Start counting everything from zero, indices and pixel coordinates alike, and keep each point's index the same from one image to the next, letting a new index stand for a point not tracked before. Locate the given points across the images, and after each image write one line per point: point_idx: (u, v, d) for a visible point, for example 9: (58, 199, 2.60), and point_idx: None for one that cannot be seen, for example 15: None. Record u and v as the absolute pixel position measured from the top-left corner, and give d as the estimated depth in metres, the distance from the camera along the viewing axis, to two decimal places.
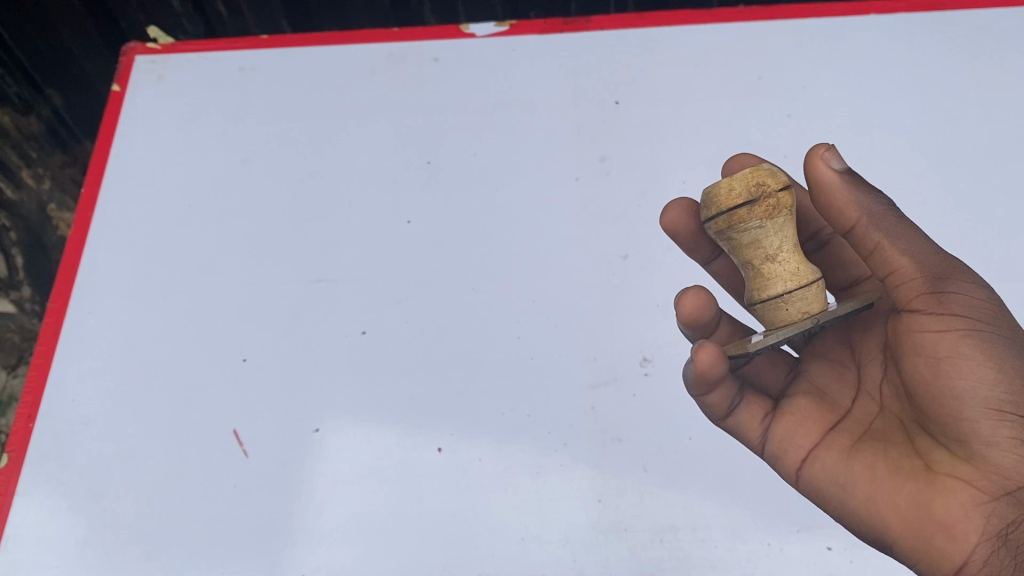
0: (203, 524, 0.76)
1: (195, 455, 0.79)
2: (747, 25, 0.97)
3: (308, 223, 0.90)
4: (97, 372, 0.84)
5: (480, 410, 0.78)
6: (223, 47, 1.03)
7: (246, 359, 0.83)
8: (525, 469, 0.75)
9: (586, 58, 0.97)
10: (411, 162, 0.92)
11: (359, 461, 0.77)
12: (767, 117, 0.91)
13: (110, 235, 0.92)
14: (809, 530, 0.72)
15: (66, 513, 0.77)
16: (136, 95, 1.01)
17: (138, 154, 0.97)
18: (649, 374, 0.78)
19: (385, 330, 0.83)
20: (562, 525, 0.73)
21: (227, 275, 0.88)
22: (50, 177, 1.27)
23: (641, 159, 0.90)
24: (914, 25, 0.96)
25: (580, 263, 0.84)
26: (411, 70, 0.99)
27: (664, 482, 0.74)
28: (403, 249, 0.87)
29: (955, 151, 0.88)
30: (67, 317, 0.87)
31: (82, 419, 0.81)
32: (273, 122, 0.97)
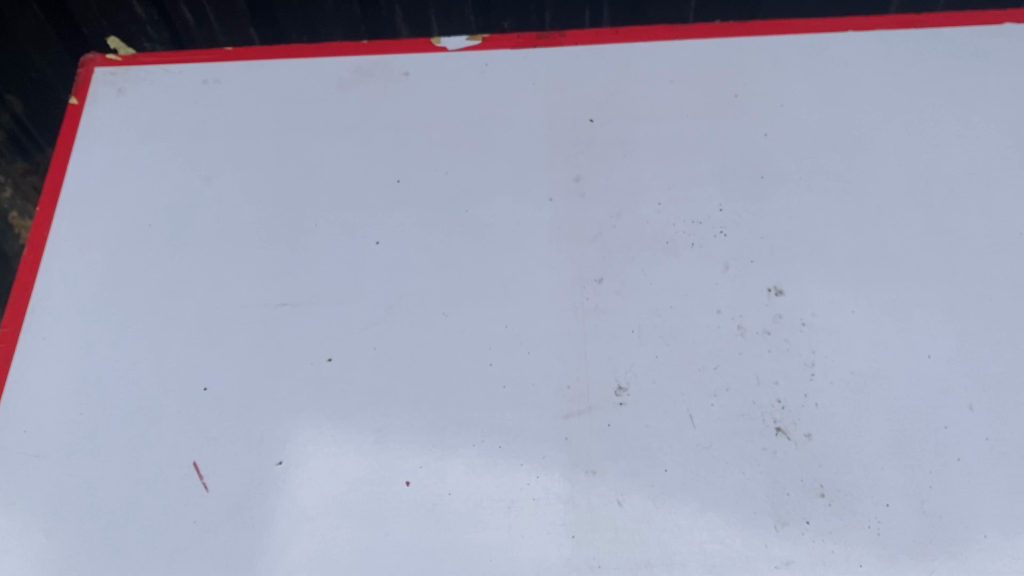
0: (161, 564, 0.73)
1: (153, 490, 0.75)
2: (724, 41, 0.96)
3: (273, 244, 0.87)
4: (51, 400, 0.80)
5: (450, 441, 0.75)
6: (187, 59, 1.00)
7: (207, 388, 0.79)
8: (497, 503, 0.73)
9: (560, 74, 0.95)
10: (379, 180, 0.90)
11: (324, 494, 0.74)
12: (746, 135, 0.89)
13: (66, 254, 0.88)
14: (787, 566, 0.70)
15: (15, 553, 0.73)
16: (95, 108, 0.98)
17: (97, 170, 0.93)
18: (624, 405, 0.76)
19: (351, 356, 0.80)
20: (534, 563, 0.71)
21: (188, 297, 0.85)
22: (11, 185, 1.25)
23: (617, 179, 0.87)
24: (891, 42, 0.95)
25: (554, 287, 0.82)
26: (381, 84, 0.96)
27: (639, 517, 0.72)
28: (372, 271, 0.84)
29: (933, 172, 0.87)
30: (19, 343, 0.83)
31: (36, 451, 0.78)
32: (238, 138, 0.94)
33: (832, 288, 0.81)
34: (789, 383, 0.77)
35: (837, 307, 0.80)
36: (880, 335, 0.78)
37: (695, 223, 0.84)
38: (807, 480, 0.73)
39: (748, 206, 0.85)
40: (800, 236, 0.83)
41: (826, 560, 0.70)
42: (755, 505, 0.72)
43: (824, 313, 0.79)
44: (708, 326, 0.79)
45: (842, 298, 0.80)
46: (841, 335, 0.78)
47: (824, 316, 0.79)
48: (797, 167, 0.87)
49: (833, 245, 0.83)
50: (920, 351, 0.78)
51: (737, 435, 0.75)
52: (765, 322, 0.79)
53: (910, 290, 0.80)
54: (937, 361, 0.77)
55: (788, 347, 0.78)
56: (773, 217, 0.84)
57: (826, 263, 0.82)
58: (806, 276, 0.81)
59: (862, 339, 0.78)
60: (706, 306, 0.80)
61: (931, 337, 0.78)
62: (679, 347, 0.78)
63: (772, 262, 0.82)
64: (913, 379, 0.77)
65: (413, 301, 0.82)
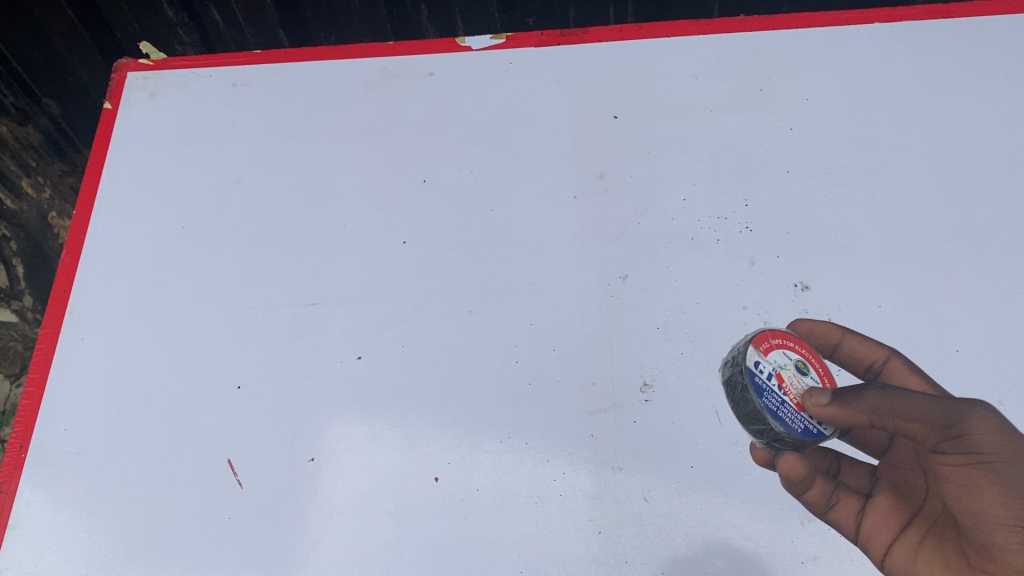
0: (197, 559, 0.74)
1: (187, 486, 0.77)
2: (748, 35, 0.95)
3: (302, 244, 0.88)
4: (90, 399, 0.82)
5: (478, 438, 0.77)
6: (216, 62, 1.02)
7: (241, 386, 0.81)
8: (525, 498, 0.74)
9: (583, 71, 0.95)
10: (406, 179, 0.91)
11: (354, 491, 0.76)
12: (770, 129, 0.89)
13: (103, 257, 0.91)
14: (814, 562, 0.71)
15: (57, 546, 0.76)
16: (127, 112, 1.00)
17: (132, 173, 0.96)
18: (650, 401, 0.76)
19: (380, 354, 0.81)
20: (561, 558, 0.72)
21: (221, 297, 0.86)
22: (49, 186, 1.27)
23: (641, 175, 0.88)
24: (919, 33, 0.95)
25: (579, 284, 0.82)
26: (406, 85, 0.97)
27: (666, 513, 0.72)
28: (399, 270, 0.85)
29: (962, 165, 0.86)
30: (59, 343, 0.86)
31: (77, 448, 0.80)
32: (268, 140, 0.96)
33: (858, 284, 0.80)
34: (816, 378, 0.76)
35: (863, 302, 0.79)
36: (908, 331, 0.78)
37: (720, 219, 0.84)
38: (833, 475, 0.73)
39: (773, 200, 0.85)
40: (825, 231, 0.83)
41: (852, 555, 0.71)
42: (782, 500, 0.73)
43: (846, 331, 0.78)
44: (734, 322, 0.79)
45: (867, 292, 0.80)
46: (868, 330, 0.78)
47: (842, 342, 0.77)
48: (822, 161, 0.87)
49: (859, 240, 0.83)
50: (948, 345, 0.77)
51: None
52: (791, 317, 0.79)
53: (937, 284, 0.80)
54: (966, 355, 0.77)
55: (814, 342, 0.78)
56: (798, 212, 0.84)
57: (852, 257, 0.82)
58: (833, 271, 0.81)
59: (889, 333, 0.78)
60: (732, 302, 0.80)
61: (959, 332, 0.78)
62: (705, 344, 0.78)
63: (798, 256, 0.82)
64: (943, 373, 0.76)
65: (439, 300, 0.83)
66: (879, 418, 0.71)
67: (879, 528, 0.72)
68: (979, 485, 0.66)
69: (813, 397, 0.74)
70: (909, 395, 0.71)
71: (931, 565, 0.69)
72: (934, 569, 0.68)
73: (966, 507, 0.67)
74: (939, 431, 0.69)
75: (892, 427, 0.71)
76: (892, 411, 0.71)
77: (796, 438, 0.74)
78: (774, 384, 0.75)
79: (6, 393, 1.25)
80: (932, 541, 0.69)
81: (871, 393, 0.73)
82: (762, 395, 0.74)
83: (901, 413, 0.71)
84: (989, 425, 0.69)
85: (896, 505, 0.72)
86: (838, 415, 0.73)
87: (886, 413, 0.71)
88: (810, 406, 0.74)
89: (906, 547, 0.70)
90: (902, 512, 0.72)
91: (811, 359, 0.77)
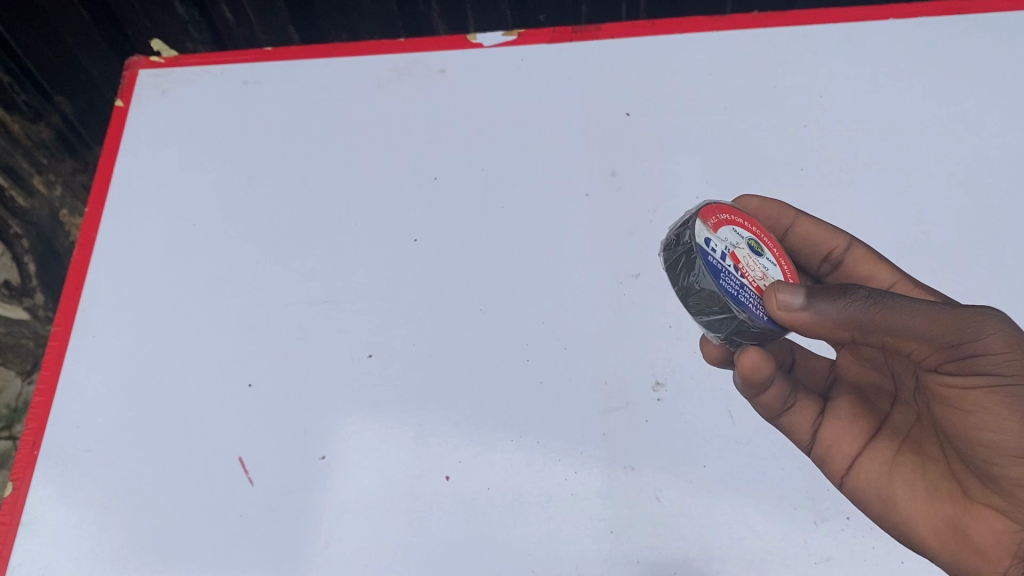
0: (208, 557, 0.74)
1: (198, 484, 0.77)
2: (761, 32, 0.95)
3: (313, 242, 0.88)
4: (102, 397, 0.83)
5: (489, 436, 0.76)
6: (228, 60, 1.02)
7: (252, 384, 0.81)
8: (536, 497, 0.74)
9: (594, 68, 0.95)
10: (417, 177, 0.91)
11: (366, 489, 0.75)
12: (783, 126, 0.89)
13: (115, 254, 0.91)
14: (828, 563, 0.70)
15: (70, 544, 0.76)
16: (139, 110, 1.00)
17: (143, 171, 0.96)
18: (662, 400, 0.76)
19: (391, 352, 0.81)
20: (573, 558, 0.71)
21: (233, 295, 0.86)
22: (62, 183, 1.22)
23: (653, 172, 0.87)
24: (934, 29, 0.94)
25: (591, 282, 0.82)
26: (417, 82, 0.97)
27: (678, 512, 0.72)
28: (410, 268, 0.85)
29: (978, 162, 0.85)
30: (71, 341, 0.86)
31: (89, 446, 0.80)
32: (279, 137, 0.96)
33: None
34: None
35: None
36: None
37: None
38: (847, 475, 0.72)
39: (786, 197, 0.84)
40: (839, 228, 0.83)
41: (867, 556, 0.70)
42: (795, 500, 0.72)
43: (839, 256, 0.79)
44: None
45: None
46: None
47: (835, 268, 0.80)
48: (836, 158, 0.86)
49: (874, 237, 0.82)
50: None
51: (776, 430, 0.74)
52: None
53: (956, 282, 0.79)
54: None
55: None
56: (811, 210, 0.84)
57: None
58: None
59: None
60: None
61: None
62: None
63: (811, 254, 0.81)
64: None
65: (450, 298, 0.83)
66: (863, 334, 0.62)
67: (843, 433, 0.76)
68: (986, 412, 0.60)
69: (782, 299, 0.65)
70: (902, 305, 0.61)
71: (909, 480, 0.71)
72: (909, 489, 0.71)
73: (980, 435, 0.62)
74: (940, 352, 0.61)
75: (880, 342, 0.63)
76: (881, 327, 0.61)
77: (762, 326, 0.70)
78: (729, 266, 0.70)
79: (18, 391, 1.20)
80: (906, 452, 0.73)
81: (856, 298, 0.62)
82: (724, 281, 0.69)
83: (889, 330, 0.61)
84: (1006, 334, 0.58)
85: (861, 409, 0.77)
86: (813, 322, 0.64)
87: (871, 329, 0.62)
88: (780, 310, 0.65)
89: (877, 456, 0.74)
90: (866, 418, 0.77)
91: (761, 239, 0.76)
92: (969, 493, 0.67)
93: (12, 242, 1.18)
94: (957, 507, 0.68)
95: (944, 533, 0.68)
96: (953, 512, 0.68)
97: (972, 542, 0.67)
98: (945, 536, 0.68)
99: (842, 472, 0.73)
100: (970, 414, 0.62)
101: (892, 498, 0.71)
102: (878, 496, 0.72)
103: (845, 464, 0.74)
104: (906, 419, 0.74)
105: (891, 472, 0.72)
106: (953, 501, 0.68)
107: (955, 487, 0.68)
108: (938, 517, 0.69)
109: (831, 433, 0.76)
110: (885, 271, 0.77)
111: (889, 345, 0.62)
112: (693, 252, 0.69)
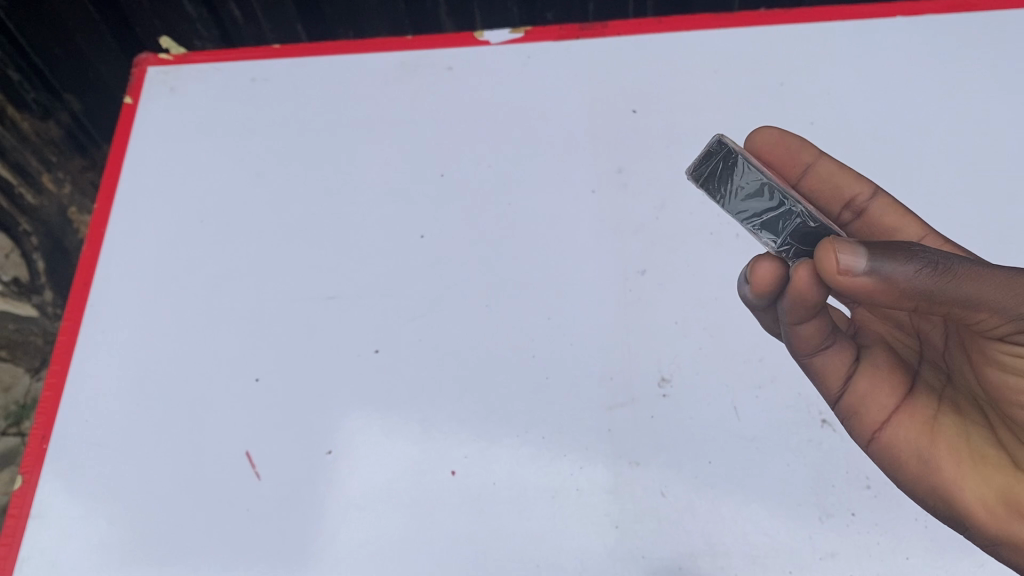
0: (215, 550, 0.75)
1: (205, 478, 0.78)
2: (768, 30, 0.95)
3: (320, 238, 0.89)
4: (110, 391, 0.83)
5: (495, 432, 0.76)
6: (235, 57, 1.02)
7: (259, 378, 0.81)
8: (541, 492, 0.74)
9: (601, 65, 0.95)
10: (424, 174, 0.91)
11: (373, 483, 0.76)
12: (790, 123, 0.89)
13: (123, 250, 0.91)
14: (833, 559, 0.70)
15: (78, 537, 0.77)
16: (147, 107, 1.01)
17: (152, 167, 0.96)
18: (668, 396, 0.76)
19: (397, 348, 0.81)
20: (578, 553, 0.71)
21: (240, 291, 0.87)
22: (70, 181, 1.23)
23: (659, 169, 0.87)
24: (942, 26, 0.94)
25: (596, 278, 0.82)
26: (425, 79, 0.97)
27: (683, 508, 0.72)
28: (416, 264, 0.86)
29: (986, 159, 0.85)
30: (79, 335, 0.87)
31: (98, 440, 0.81)
32: (286, 134, 0.96)
33: None
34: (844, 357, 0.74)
35: None
36: None
37: None
38: (852, 472, 0.72)
39: None
40: None
41: (872, 552, 0.70)
42: (800, 496, 0.72)
43: (862, 202, 0.76)
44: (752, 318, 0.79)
45: None
46: None
47: (857, 216, 0.77)
48: (843, 155, 0.86)
49: None
50: None
51: (782, 426, 0.74)
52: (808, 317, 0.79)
53: None
54: None
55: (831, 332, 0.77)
56: None
57: None
58: None
59: None
60: None
61: None
62: (723, 339, 0.78)
63: None
64: None
65: (456, 294, 0.83)
66: (930, 308, 0.55)
67: (879, 384, 0.71)
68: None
69: (845, 263, 0.54)
70: (977, 272, 0.54)
71: (954, 444, 0.67)
72: (954, 453, 0.67)
73: None
74: (1014, 323, 0.55)
75: (945, 313, 0.56)
76: (958, 296, 0.54)
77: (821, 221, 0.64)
78: None
79: (28, 387, 1.19)
80: (947, 415, 0.68)
81: (923, 268, 0.54)
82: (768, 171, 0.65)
83: (963, 301, 0.54)
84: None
85: (895, 361, 0.72)
86: (877, 290, 0.54)
87: (943, 300, 0.54)
88: (841, 273, 0.54)
89: (916, 415, 0.69)
90: (902, 372, 0.71)
91: None
92: (1022, 464, 0.64)
93: (20, 238, 1.18)
94: (1008, 476, 0.64)
95: (991, 505, 0.64)
96: (1003, 481, 0.64)
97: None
98: (991, 508, 0.64)
99: (876, 426, 0.71)
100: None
101: (934, 459, 0.67)
102: (917, 458, 0.68)
103: (879, 419, 0.71)
104: (939, 379, 0.71)
105: (932, 432, 0.68)
106: (1001, 470, 0.65)
107: (1004, 456, 0.65)
108: (986, 485, 0.65)
109: (865, 384, 0.71)
110: (912, 225, 0.74)
111: (957, 315, 0.56)
112: (732, 150, 0.64)
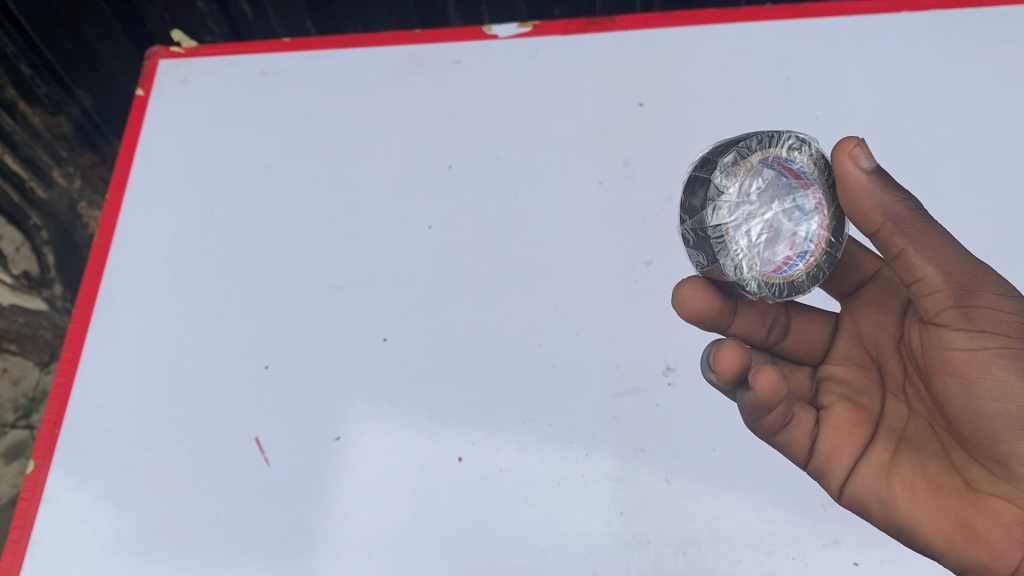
0: (225, 534, 0.76)
1: (215, 463, 0.78)
2: (775, 24, 0.96)
3: (330, 228, 0.90)
4: (122, 377, 0.84)
5: (501, 419, 0.77)
6: (245, 50, 1.04)
7: (268, 366, 0.82)
8: (547, 478, 0.75)
9: (609, 59, 0.96)
10: (432, 166, 0.92)
11: (380, 470, 0.77)
12: (797, 117, 0.89)
13: (134, 239, 0.92)
14: (836, 545, 0.71)
15: (90, 520, 0.78)
16: (158, 99, 1.02)
17: (163, 158, 0.97)
18: (672, 384, 0.77)
19: (405, 336, 0.82)
20: (583, 538, 0.72)
21: (250, 279, 0.88)
22: (81, 176, 1.23)
23: (664, 162, 0.88)
24: (949, 21, 0.94)
25: (603, 269, 0.83)
26: (434, 72, 0.98)
27: (689, 494, 0.73)
28: (425, 255, 0.86)
29: (991, 153, 0.86)
30: (91, 323, 0.88)
31: (110, 425, 0.82)
32: (297, 126, 0.97)
33: None
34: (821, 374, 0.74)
35: None
36: None
37: None
38: None
39: None
40: None
41: (875, 539, 0.71)
42: (804, 483, 0.73)
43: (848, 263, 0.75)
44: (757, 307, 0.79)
45: None
46: None
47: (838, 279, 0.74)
48: None
49: None
50: None
51: None
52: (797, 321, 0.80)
53: None
54: None
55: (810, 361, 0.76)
56: None
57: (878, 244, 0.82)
58: None
59: None
60: None
61: None
62: None
63: None
64: None
65: (464, 284, 0.84)
66: (892, 234, 0.58)
67: (840, 441, 0.70)
68: (992, 377, 0.57)
69: (850, 152, 0.58)
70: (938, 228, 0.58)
71: (909, 480, 0.65)
72: (911, 487, 0.65)
73: (985, 405, 0.58)
74: (955, 288, 0.57)
75: (898, 254, 0.58)
76: (917, 236, 0.57)
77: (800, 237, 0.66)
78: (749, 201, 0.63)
79: (36, 380, 1.22)
80: (904, 453, 0.67)
81: (906, 199, 0.58)
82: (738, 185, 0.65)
83: (918, 242, 0.57)
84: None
85: (856, 414, 0.70)
86: (865, 188, 0.58)
87: (905, 233, 0.57)
88: (848, 158, 0.58)
89: (874, 460, 0.68)
90: (861, 420, 0.70)
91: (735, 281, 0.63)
92: (975, 485, 0.62)
93: (31, 232, 1.19)
94: (962, 501, 0.62)
95: (947, 529, 0.63)
96: (957, 508, 0.62)
97: (981, 538, 0.61)
98: (949, 532, 0.62)
99: (841, 482, 0.70)
100: (976, 380, 0.58)
101: (893, 501, 0.66)
102: (877, 501, 0.67)
103: (842, 474, 0.70)
104: (899, 417, 0.69)
105: (890, 473, 0.67)
106: (956, 495, 0.62)
107: (957, 480, 0.63)
108: (942, 514, 0.63)
109: (828, 444, 0.70)
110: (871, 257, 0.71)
111: (906, 259, 0.58)
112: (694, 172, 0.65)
